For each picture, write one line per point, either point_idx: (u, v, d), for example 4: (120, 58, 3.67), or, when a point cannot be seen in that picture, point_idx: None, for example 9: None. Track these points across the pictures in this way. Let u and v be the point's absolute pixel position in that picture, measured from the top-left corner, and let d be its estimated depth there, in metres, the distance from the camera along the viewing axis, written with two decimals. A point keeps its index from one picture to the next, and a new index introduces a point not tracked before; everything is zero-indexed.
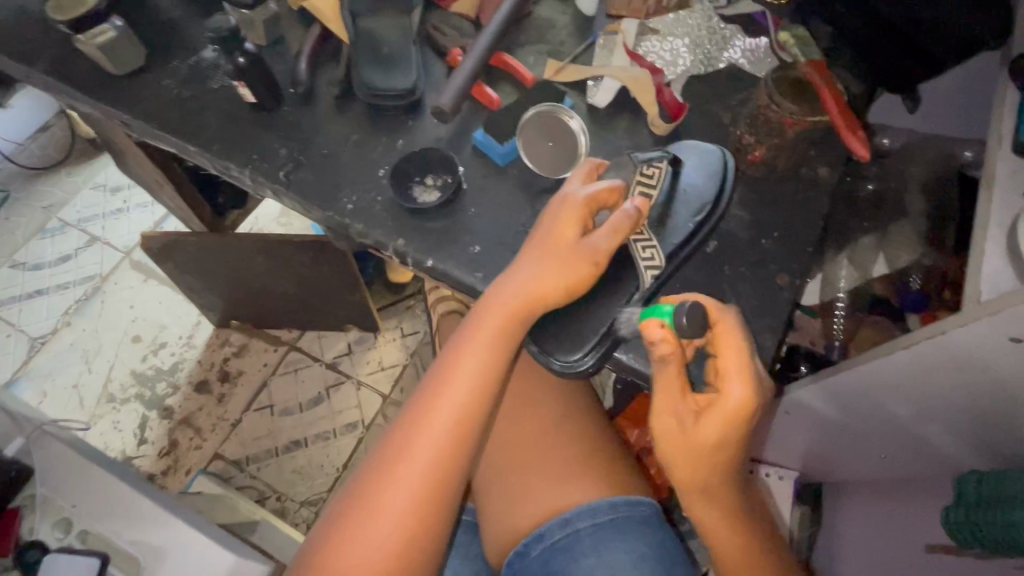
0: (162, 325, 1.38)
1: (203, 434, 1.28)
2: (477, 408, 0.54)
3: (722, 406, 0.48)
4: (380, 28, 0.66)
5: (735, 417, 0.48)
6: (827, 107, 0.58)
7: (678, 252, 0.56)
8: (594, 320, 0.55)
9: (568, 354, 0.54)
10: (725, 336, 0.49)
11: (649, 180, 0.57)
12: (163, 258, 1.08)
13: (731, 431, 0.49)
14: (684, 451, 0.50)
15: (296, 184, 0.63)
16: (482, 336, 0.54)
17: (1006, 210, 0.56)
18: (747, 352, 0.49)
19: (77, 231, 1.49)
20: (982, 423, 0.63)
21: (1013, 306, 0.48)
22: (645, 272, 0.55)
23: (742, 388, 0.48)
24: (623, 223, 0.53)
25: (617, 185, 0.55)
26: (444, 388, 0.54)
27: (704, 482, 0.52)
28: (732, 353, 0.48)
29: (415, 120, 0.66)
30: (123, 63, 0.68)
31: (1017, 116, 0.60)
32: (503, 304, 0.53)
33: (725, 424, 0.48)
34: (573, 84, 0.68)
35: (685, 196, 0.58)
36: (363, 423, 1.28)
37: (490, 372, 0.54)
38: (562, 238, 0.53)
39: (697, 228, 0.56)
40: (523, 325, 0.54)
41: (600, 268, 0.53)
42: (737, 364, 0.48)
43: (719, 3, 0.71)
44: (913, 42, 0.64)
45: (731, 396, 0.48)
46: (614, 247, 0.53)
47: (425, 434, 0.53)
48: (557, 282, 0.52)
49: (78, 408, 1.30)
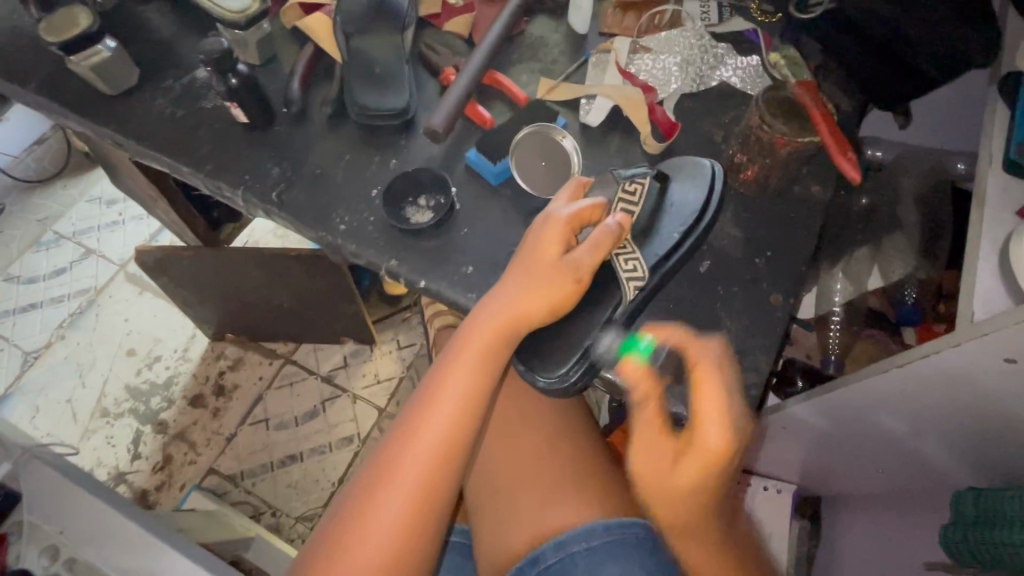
0: (157, 338, 1.37)
1: (198, 448, 1.27)
2: (463, 429, 0.54)
3: (698, 449, 0.49)
4: (373, 48, 0.66)
5: (711, 460, 0.49)
6: (819, 129, 0.57)
7: (662, 263, 0.54)
8: (579, 336, 0.54)
9: (552, 370, 0.54)
10: (701, 378, 0.50)
11: (631, 197, 0.56)
12: (158, 272, 1.08)
13: (708, 476, 0.50)
14: (663, 495, 0.51)
15: (288, 205, 0.63)
16: (468, 355, 0.54)
17: (998, 229, 0.56)
18: (724, 397, 0.50)
19: (73, 244, 1.48)
20: (979, 441, 0.63)
21: (1007, 327, 0.48)
22: (627, 283, 0.53)
23: (716, 433, 0.49)
24: (605, 239, 0.52)
25: (600, 202, 0.55)
26: (432, 407, 0.54)
27: (688, 522, 0.53)
28: (707, 398, 0.50)
29: (408, 139, 0.66)
30: (116, 83, 0.68)
31: (1007, 134, 0.61)
32: (488, 323, 0.53)
33: (701, 467, 0.49)
34: (566, 103, 0.68)
35: (670, 209, 0.57)
36: (359, 436, 1.27)
37: (477, 391, 0.54)
38: (542, 255, 0.53)
39: (682, 239, 0.55)
40: (509, 343, 0.54)
41: (582, 284, 0.52)
42: (713, 409, 0.50)
43: (710, 22, 0.71)
44: (902, 61, 0.64)
45: (706, 441, 0.49)
46: (596, 262, 0.52)
47: (412, 453, 0.53)
48: (539, 299, 0.52)
49: (71, 423, 1.29)
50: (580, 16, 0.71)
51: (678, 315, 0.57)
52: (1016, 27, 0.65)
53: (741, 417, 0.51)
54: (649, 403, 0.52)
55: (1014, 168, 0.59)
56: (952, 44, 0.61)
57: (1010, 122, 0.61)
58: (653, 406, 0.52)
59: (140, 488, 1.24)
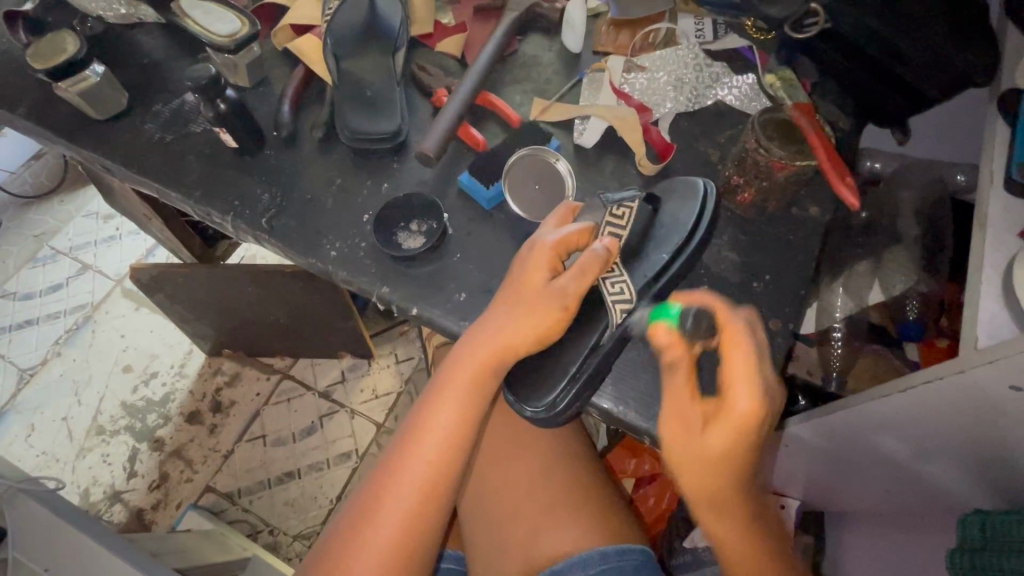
0: (153, 355, 1.36)
1: (194, 466, 1.25)
2: (452, 459, 0.53)
3: (728, 411, 0.45)
4: (364, 72, 0.66)
5: (746, 424, 0.44)
6: (814, 150, 0.58)
7: (650, 286, 0.53)
8: (567, 363, 0.53)
9: (539, 399, 0.52)
10: (732, 340, 0.47)
11: (619, 220, 0.55)
12: (154, 289, 1.07)
13: (742, 443, 0.45)
14: (695, 465, 0.46)
15: (279, 231, 0.62)
16: (455, 389, 0.52)
17: (1002, 250, 0.55)
18: (756, 357, 0.46)
19: (70, 259, 1.48)
20: (986, 465, 0.62)
21: (1012, 354, 0.46)
22: (613, 306, 0.52)
23: (750, 395, 0.45)
24: (592, 264, 0.51)
25: (587, 227, 0.54)
26: (417, 442, 0.53)
27: (719, 498, 0.47)
28: (738, 360, 0.46)
29: (399, 163, 0.65)
30: (105, 108, 0.67)
31: (1008, 152, 0.60)
32: (473, 354, 0.52)
33: (733, 434, 0.44)
34: (560, 124, 0.67)
35: (661, 230, 0.55)
36: (357, 452, 1.25)
37: (464, 425, 0.53)
38: (528, 283, 0.52)
39: (671, 261, 0.54)
40: (496, 375, 0.52)
41: (569, 311, 0.51)
42: (744, 368, 0.46)
43: (706, 39, 0.70)
44: (900, 80, 0.63)
45: (739, 403, 0.45)
46: (582, 288, 0.51)
47: (396, 491, 0.52)
48: (525, 329, 0.51)
49: (66, 441, 1.28)
50: (574, 35, 0.70)
51: None
52: (1016, 43, 0.64)
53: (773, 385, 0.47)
54: (680, 368, 0.48)
55: (1015, 187, 0.58)
56: (952, 64, 0.60)
57: (1011, 140, 0.61)
58: (682, 374, 0.48)
59: (136, 507, 1.22)
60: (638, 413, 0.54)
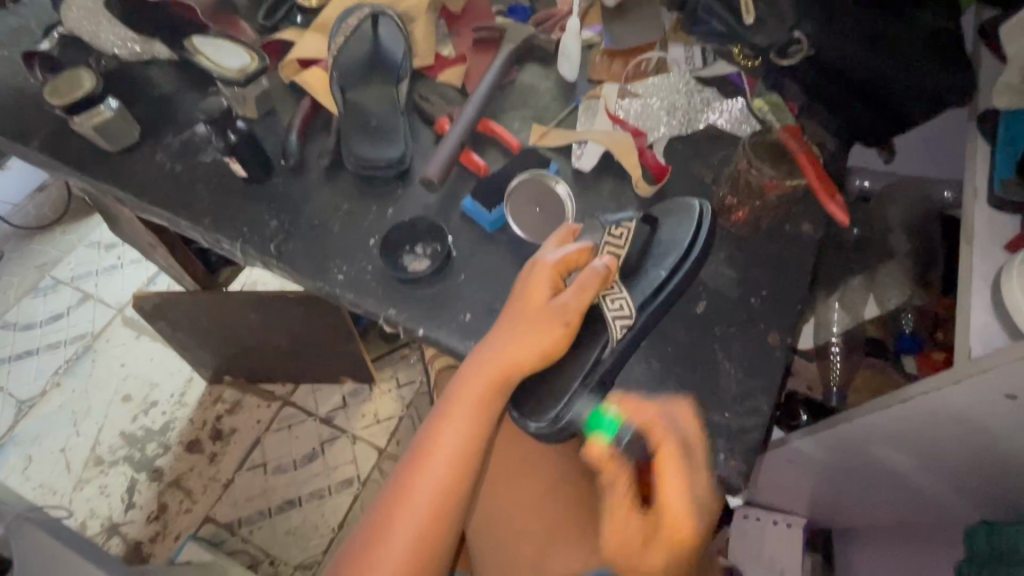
0: (153, 383, 1.36)
1: (194, 496, 1.24)
2: (459, 479, 0.53)
3: (665, 538, 0.51)
4: (370, 103, 0.68)
5: (678, 540, 0.51)
6: (804, 171, 0.60)
7: (649, 302, 0.54)
8: (571, 378, 0.53)
9: (543, 414, 0.53)
10: (665, 461, 0.52)
11: (617, 240, 0.56)
12: (156, 316, 1.07)
13: (679, 557, 0.51)
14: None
15: (287, 256, 0.64)
16: (462, 405, 0.53)
17: (989, 262, 0.57)
18: (686, 480, 0.51)
19: (71, 288, 1.49)
20: (986, 477, 0.62)
21: (1004, 362, 0.48)
22: (614, 322, 0.53)
23: (683, 513, 0.51)
24: (591, 280, 0.52)
25: (586, 246, 0.56)
26: (426, 459, 0.53)
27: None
28: (673, 481, 0.51)
29: (404, 189, 0.67)
30: (118, 141, 0.69)
31: (989, 168, 0.62)
32: (479, 372, 0.52)
33: (670, 552, 0.51)
34: (559, 149, 0.70)
35: (659, 248, 0.57)
36: (359, 478, 1.24)
37: (472, 442, 0.54)
38: (530, 301, 0.53)
39: (669, 277, 0.55)
40: (502, 393, 0.53)
41: (571, 327, 0.52)
42: (676, 490, 0.51)
43: (696, 66, 0.72)
44: (884, 101, 0.66)
45: (671, 526, 0.51)
46: (583, 304, 0.52)
47: (406, 509, 0.52)
48: (528, 345, 0.52)
49: (64, 473, 1.26)
50: (569, 66, 0.73)
51: (677, 357, 0.57)
52: (990, 67, 0.68)
53: (704, 494, 0.52)
54: (619, 484, 0.55)
55: (999, 203, 0.60)
56: (929, 83, 0.64)
57: (992, 156, 0.62)
58: (621, 487, 0.55)
59: (134, 540, 1.21)
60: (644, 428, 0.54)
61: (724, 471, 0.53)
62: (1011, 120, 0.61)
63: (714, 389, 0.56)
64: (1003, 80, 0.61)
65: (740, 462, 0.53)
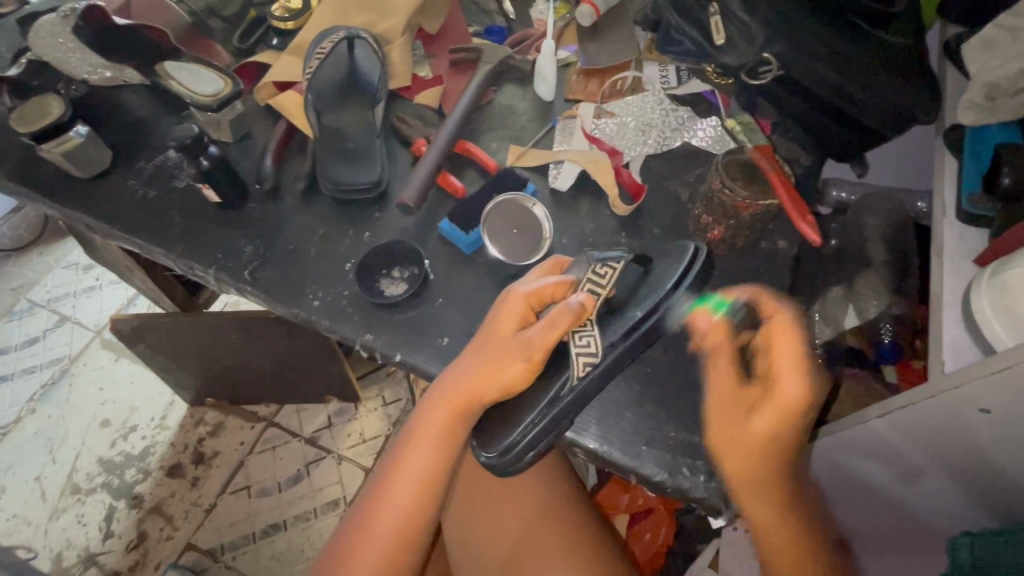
0: (133, 407, 1.32)
1: (175, 522, 1.21)
2: (423, 507, 0.54)
3: (774, 400, 0.48)
4: (345, 125, 0.68)
5: (791, 408, 0.48)
6: (777, 192, 0.61)
7: (618, 343, 0.53)
8: (527, 412, 0.53)
9: (496, 444, 0.52)
10: (781, 334, 0.50)
11: (600, 279, 0.55)
12: (134, 339, 1.04)
13: (788, 427, 0.48)
14: (741, 449, 0.49)
15: (261, 282, 0.63)
16: (428, 435, 0.53)
17: (960, 276, 0.58)
18: (806, 347, 0.49)
19: (47, 311, 1.45)
20: (977, 497, 0.62)
21: (975, 378, 0.49)
22: (577, 359, 0.52)
23: (797, 383, 0.48)
24: (562, 318, 0.51)
25: (564, 280, 0.55)
26: (392, 486, 0.54)
27: (761, 467, 0.49)
28: (785, 350, 0.49)
29: (381, 212, 0.67)
30: (89, 167, 0.68)
31: (958, 183, 0.63)
32: (442, 401, 0.52)
33: (781, 417, 0.48)
34: (536, 169, 0.70)
35: (643, 290, 0.56)
36: (345, 500, 1.22)
37: (435, 474, 0.54)
38: (497, 332, 0.53)
39: (644, 318, 0.54)
40: (464, 422, 0.53)
41: (533, 363, 0.51)
42: (794, 359, 0.49)
43: (670, 85, 0.74)
44: (855, 120, 0.67)
45: (786, 389, 0.48)
46: (549, 340, 0.51)
47: (373, 533, 0.53)
48: (490, 376, 0.51)
49: (40, 502, 1.23)
50: (546, 84, 0.74)
51: (655, 379, 0.57)
52: (954, 83, 0.70)
53: (819, 371, 0.50)
54: (720, 355, 0.54)
55: (968, 218, 0.61)
56: (898, 102, 0.64)
57: (959, 169, 0.64)
58: (723, 356, 0.54)
59: (112, 570, 1.17)
60: (623, 452, 0.54)
61: (704, 493, 0.53)
62: (975, 137, 0.63)
63: (693, 410, 0.56)
64: (966, 98, 0.62)
65: (720, 484, 0.53)
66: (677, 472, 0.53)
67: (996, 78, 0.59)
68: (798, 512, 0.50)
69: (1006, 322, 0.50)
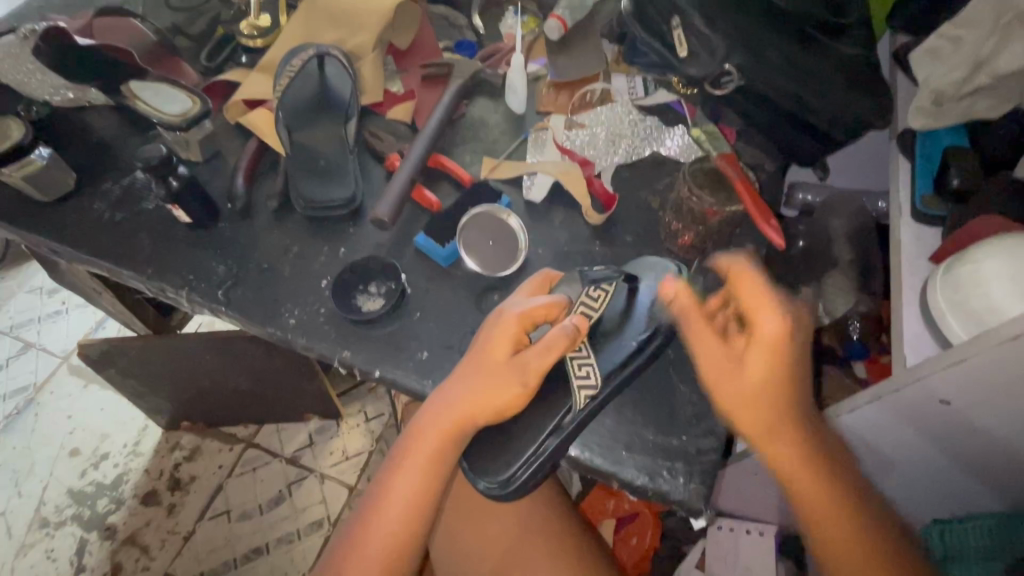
0: (104, 435, 1.28)
1: (151, 552, 1.17)
2: (410, 534, 0.53)
3: (759, 342, 0.48)
4: (317, 142, 0.68)
5: (777, 344, 0.48)
6: (743, 198, 0.63)
7: (615, 370, 0.55)
8: (524, 444, 0.53)
9: (496, 475, 0.52)
10: (743, 282, 0.50)
11: (594, 301, 0.56)
12: (104, 364, 1.00)
13: (779, 365, 0.48)
14: (741, 398, 0.49)
15: (235, 302, 0.62)
16: (418, 457, 0.53)
17: (916, 274, 0.61)
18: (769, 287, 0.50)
19: (10, 338, 1.40)
20: (942, 482, 0.64)
21: (934, 371, 0.51)
22: (578, 389, 0.53)
23: (774, 319, 0.48)
24: (558, 341, 0.52)
25: (556, 301, 0.55)
26: (378, 513, 0.53)
27: (767, 416, 0.49)
28: (752, 291, 0.49)
29: (357, 227, 0.67)
30: (51, 191, 0.66)
31: (912, 184, 0.66)
32: (433, 424, 0.52)
33: (769, 356, 0.48)
34: (509, 181, 0.71)
35: (638, 314, 0.57)
36: (329, 520, 1.20)
37: (420, 500, 0.54)
38: (492, 354, 0.53)
39: (640, 347, 0.56)
40: (455, 445, 0.53)
41: (529, 387, 0.51)
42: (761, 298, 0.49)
43: (637, 96, 0.76)
44: (815, 127, 0.69)
45: (766, 327, 0.48)
46: (545, 366, 0.52)
47: (360, 562, 0.52)
48: (486, 401, 0.51)
49: (6, 539, 1.18)
50: (516, 97, 0.75)
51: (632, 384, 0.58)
52: (905, 90, 0.73)
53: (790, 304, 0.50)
54: (695, 317, 0.51)
55: (922, 218, 0.64)
56: (853, 111, 0.67)
57: (913, 172, 0.67)
58: (696, 313, 0.51)
59: None
60: (603, 459, 0.55)
61: (684, 495, 0.53)
62: (926, 140, 0.66)
63: (670, 414, 0.57)
64: (916, 104, 0.65)
65: (699, 485, 0.54)
66: (657, 475, 0.54)
67: (942, 85, 0.62)
68: (827, 459, 0.50)
69: (960, 316, 0.52)
